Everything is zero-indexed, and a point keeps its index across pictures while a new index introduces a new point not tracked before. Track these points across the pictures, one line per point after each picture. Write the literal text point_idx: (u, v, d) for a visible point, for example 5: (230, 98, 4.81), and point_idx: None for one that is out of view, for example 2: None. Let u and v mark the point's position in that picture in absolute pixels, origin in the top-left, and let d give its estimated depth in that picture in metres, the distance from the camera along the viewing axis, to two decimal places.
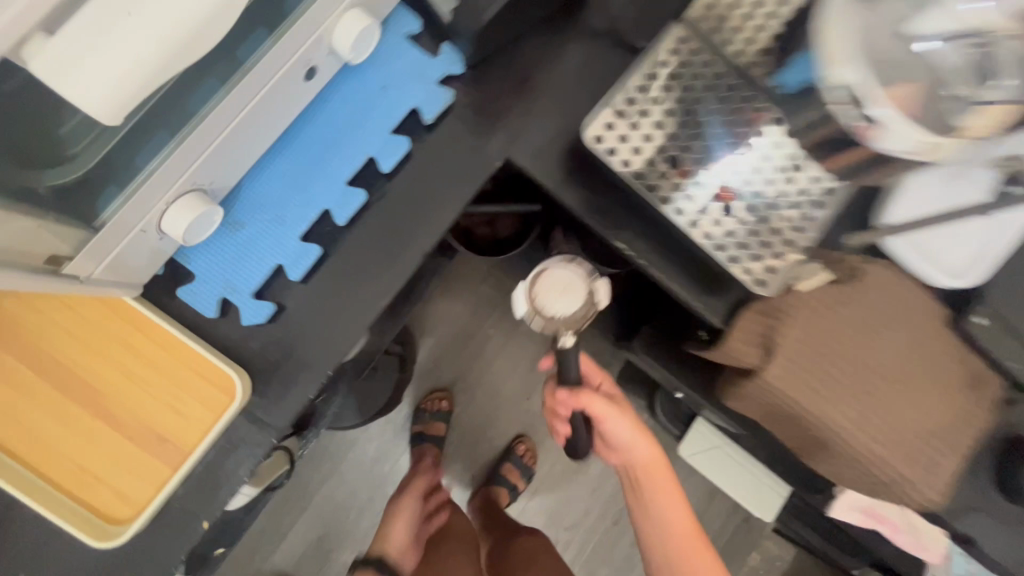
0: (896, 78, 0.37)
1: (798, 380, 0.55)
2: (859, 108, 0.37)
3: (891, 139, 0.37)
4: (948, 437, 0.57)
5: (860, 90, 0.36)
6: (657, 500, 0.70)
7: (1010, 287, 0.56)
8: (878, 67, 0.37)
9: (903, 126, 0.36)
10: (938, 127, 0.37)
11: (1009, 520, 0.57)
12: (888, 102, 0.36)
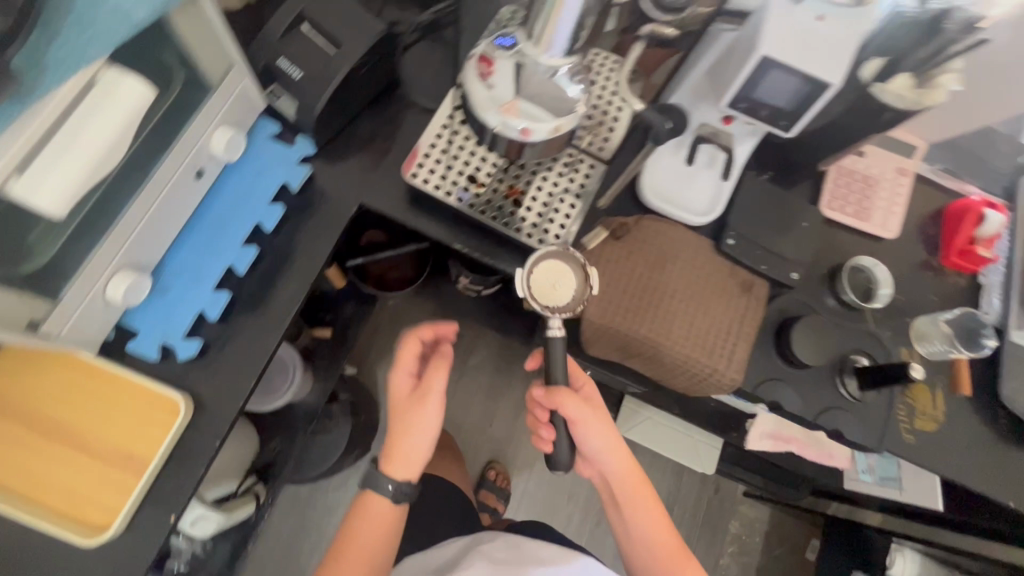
0: (528, 102, 0.55)
1: (613, 312, 0.74)
2: (514, 130, 0.55)
3: (534, 132, 0.55)
4: (736, 329, 0.75)
5: (507, 123, 0.55)
6: (631, 501, 0.78)
7: (744, 212, 0.78)
8: (510, 91, 0.55)
9: (538, 129, 0.55)
10: (560, 113, 0.56)
11: (799, 381, 0.76)
12: (525, 121, 0.55)
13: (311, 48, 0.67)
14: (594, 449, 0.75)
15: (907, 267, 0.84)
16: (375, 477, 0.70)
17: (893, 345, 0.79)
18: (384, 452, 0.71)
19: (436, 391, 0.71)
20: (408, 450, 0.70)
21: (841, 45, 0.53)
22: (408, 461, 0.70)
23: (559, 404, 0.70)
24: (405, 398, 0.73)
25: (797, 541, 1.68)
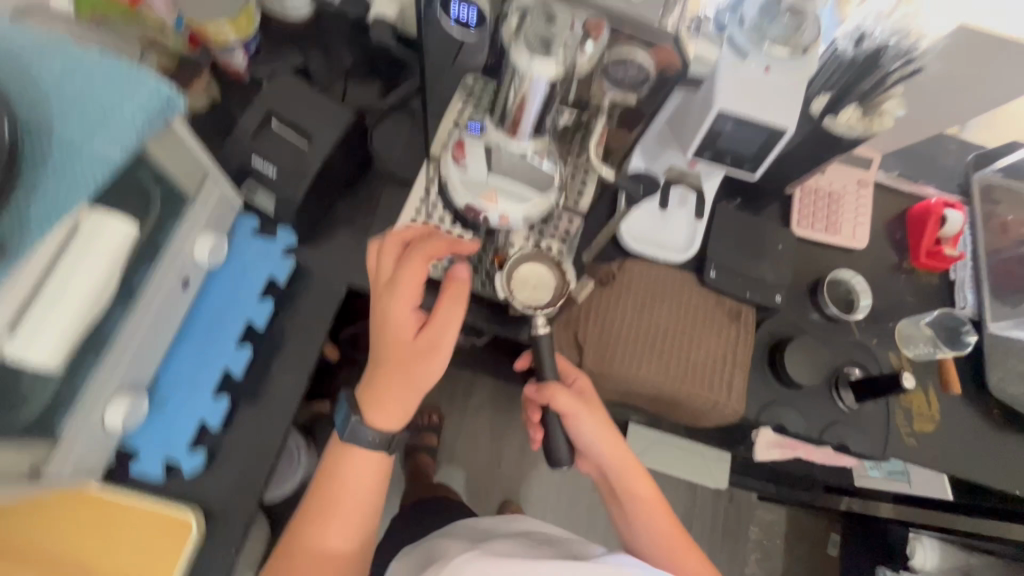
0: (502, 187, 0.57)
1: (612, 358, 0.75)
2: (490, 216, 0.57)
3: (511, 217, 0.57)
4: (732, 358, 0.77)
5: (484, 210, 0.56)
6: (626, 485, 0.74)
7: (721, 244, 0.80)
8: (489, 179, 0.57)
9: (514, 213, 0.57)
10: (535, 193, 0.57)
11: (798, 401, 0.77)
12: (500, 207, 0.56)
13: (283, 146, 0.68)
14: (586, 441, 0.72)
15: (881, 272, 0.87)
16: (361, 430, 0.61)
17: (881, 350, 0.82)
18: (370, 391, 0.60)
19: (435, 322, 0.59)
20: (398, 399, 0.60)
21: (788, 94, 0.56)
22: (398, 409, 0.60)
23: (552, 398, 0.68)
24: (405, 334, 0.59)
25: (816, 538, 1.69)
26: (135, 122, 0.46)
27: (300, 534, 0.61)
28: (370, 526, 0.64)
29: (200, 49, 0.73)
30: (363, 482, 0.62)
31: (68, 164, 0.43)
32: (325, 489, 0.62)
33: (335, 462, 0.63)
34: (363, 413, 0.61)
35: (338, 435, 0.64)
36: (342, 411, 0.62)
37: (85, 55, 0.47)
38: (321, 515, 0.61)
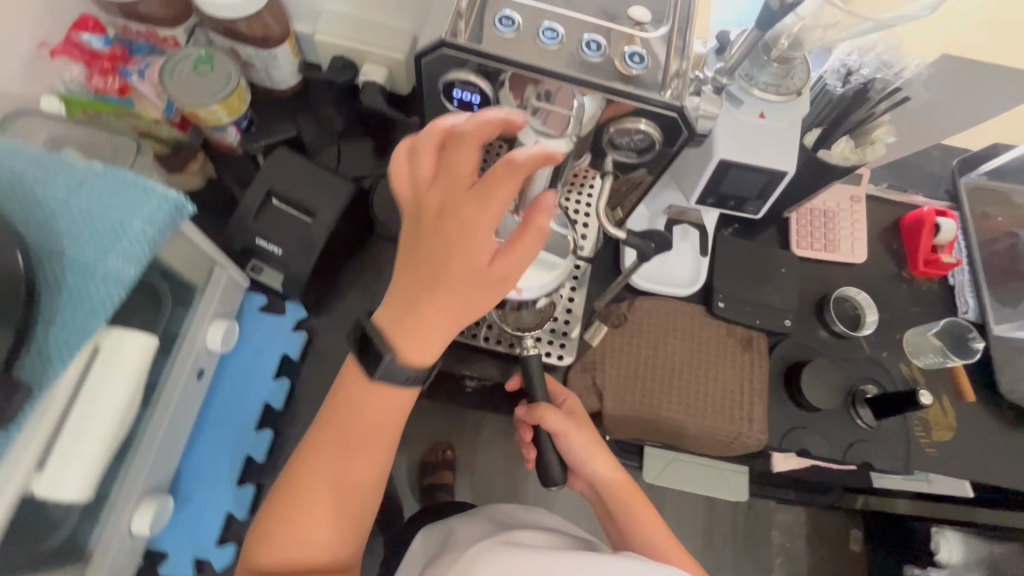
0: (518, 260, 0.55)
1: (631, 400, 0.75)
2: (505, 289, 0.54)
3: (526, 290, 0.54)
4: (748, 389, 0.78)
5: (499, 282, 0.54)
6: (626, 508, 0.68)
7: (725, 274, 0.81)
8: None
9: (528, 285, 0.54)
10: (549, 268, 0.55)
11: (817, 423, 0.78)
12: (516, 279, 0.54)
13: (285, 223, 0.68)
14: (577, 459, 0.69)
15: (885, 283, 0.88)
16: (393, 371, 0.47)
17: (892, 363, 0.83)
18: (405, 322, 0.45)
19: (511, 256, 0.42)
20: (430, 337, 0.46)
21: (785, 138, 0.57)
22: (436, 348, 0.47)
23: (542, 417, 0.66)
24: (478, 262, 0.42)
25: (834, 535, 1.56)
26: (145, 235, 0.45)
27: (292, 507, 0.52)
28: (366, 509, 0.54)
29: (190, 130, 0.75)
30: (375, 445, 0.52)
31: (83, 288, 0.42)
32: (326, 451, 0.52)
33: (345, 419, 0.51)
34: (390, 343, 0.46)
35: (355, 383, 0.51)
36: (369, 342, 0.47)
37: (88, 169, 0.46)
38: (320, 482, 0.52)
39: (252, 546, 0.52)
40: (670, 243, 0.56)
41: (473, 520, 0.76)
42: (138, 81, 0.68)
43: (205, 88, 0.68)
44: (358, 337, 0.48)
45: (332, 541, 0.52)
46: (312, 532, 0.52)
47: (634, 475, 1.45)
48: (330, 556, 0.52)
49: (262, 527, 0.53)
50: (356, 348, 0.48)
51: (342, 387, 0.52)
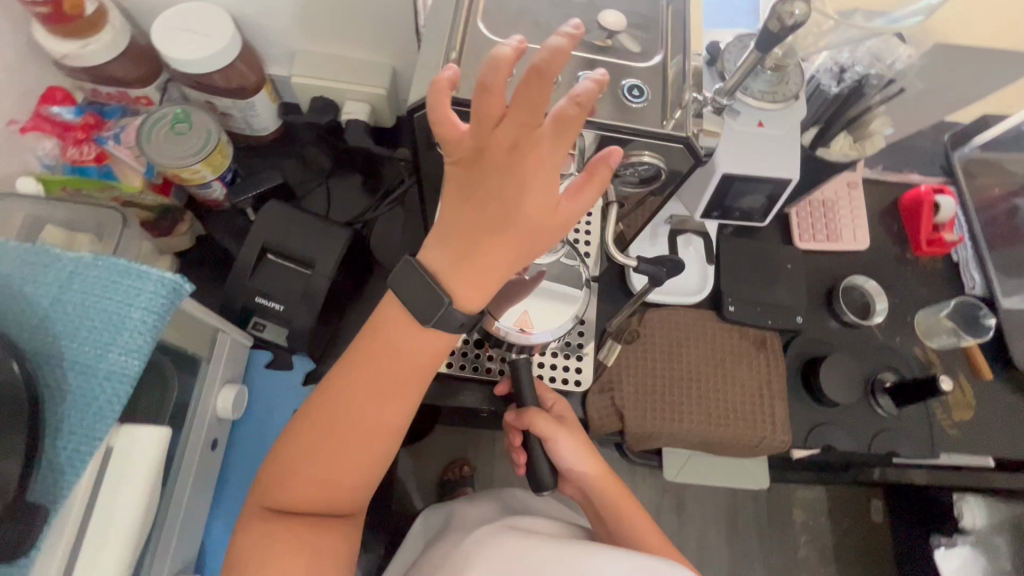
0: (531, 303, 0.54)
1: (652, 414, 0.74)
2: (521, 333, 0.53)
3: (542, 332, 0.53)
4: (767, 388, 0.77)
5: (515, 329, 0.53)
6: (619, 512, 0.66)
7: (732, 276, 0.80)
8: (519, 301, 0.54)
9: (544, 328, 0.53)
10: (562, 308, 0.54)
11: (839, 418, 0.77)
12: (530, 324, 0.53)
13: (285, 277, 0.67)
14: (567, 464, 0.66)
15: (889, 266, 0.87)
16: (449, 316, 0.45)
17: (906, 347, 0.82)
18: (464, 268, 0.43)
19: (575, 202, 0.42)
20: (482, 277, 0.44)
21: (785, 146, 0.56)
22: (491, 293, 0.46)
23: (531, 423, 0.64)
24: (545, 205, 0.41)
25: (856, 508, 1.51)
26: (144, 323, 0.43)
27: (314, 444, 0.50)
28: (384, 454, 0.53)
29: (172, 191, 0.73)
30: (406, 390, 0.50)
31: (89, 391, 0.40)
32: (351, 396, 0.49)
33: (375, 361, 0.48)
34: (445, 287, 0.44)
35: (396, 321, 0.47)
36: (423, 282, 0.44)
37: (76, 260, 0.44)
38: (341, 427, 0.50)
39: (269, 478, 0.52)
40: (683, 262, 0.55)
41: (485, 506, 0.76)
42: (117, 147, 0.66)
43: (186, 146, 0.66)
44: (409, 275, 0.45)
45: (349, 484, 0.52)
46: (328, 472, 0.51)
47: (652, 472, 1.44)
48: (346, 497, 0.53)
49: (282, 462, 0.51)
50: (403, 287, 0.45)
51: (380, 325, 0.48)
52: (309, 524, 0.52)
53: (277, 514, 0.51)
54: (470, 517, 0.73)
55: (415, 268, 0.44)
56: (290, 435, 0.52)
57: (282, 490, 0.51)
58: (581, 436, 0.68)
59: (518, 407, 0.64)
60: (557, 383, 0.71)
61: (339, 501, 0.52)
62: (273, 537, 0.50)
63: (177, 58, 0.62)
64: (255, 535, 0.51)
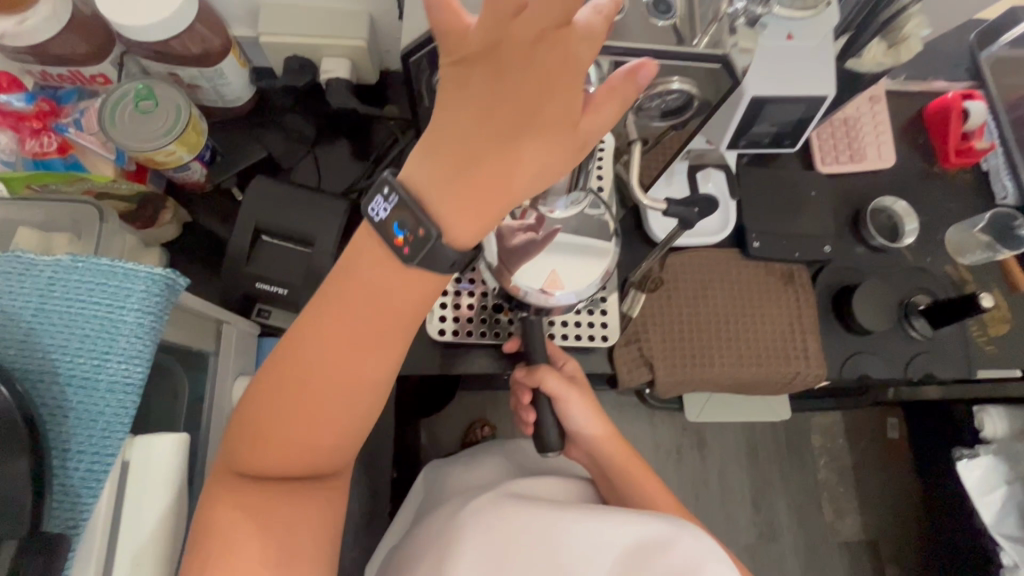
0: (556, 260, 0.49)
1: (680, 360, 0.72)
2: (542, 291, 0.49)
3: (565, 290, 0.49)
4: (799, 321, 0.74)
5: (535, 287, 0.49)
6: (627, 474, 0.63)
7: (755, 210, 0.76)
8: (546, 260, 0.49)
9: (568, 289, 0.49)
10: (591, 267, 0.50)
11: (875, 346, 0.75)
12: (552, 283, 0.49)
13: (286, 257, 0.62)
14: (577, 425, 0.62)
15: (916, 182, 0.83)
16: (437, 250, 0.35)
17: (937, 266, 0.79)
18: (459, 189, 0.34)
19: (594, 122, 0.34)
20: (473, 205, 0.34)
21: (818, 60, 0.51)
22: (488, 228, 0.37)
23: (542, 380, 0.58)
24: (563, 121, 0.33)
25: (873, 430, 1.49)
26: (140, 326, 0.40)
27: (283, 408, 0.41)
28: (366, 415, 0.43)
29: (149, 177, 0.67)
30: (389, 341, 0.40)
31: (90, 405, 0.37)
32: (332, 339, 0.39)
33: (352, 308, 0.38)
34: (431, 210, 0.35)
35: (374, 256, 0.37)
36: (408, 207, 0.34)
37: (53, 265, 0.39)
38: (315, 389, 0.40)
39: (232, 450, 0.43)
40: (717, 202, 0.50)
41: (487, 461, 0.69)
42: (78, 134, 0.60)
43: (153, 127, 0.60)
44: (392, 200, 0.35)
45: (326, 450, 0.43)
46: (302, 439, 0.41)
47: (672, 414, 1.44)
48: (324, 466, 0.44)
49: (244, 430, 0.42)
50: (385, 215, 0.35)
51: (355, 261, 0.38)
52: (280, 501, 0.42)
53: (243, 490, 0.41)
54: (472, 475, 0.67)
55: (398, 190, 0.34)
56: (252, 399, 0.42)
57: (248, 466, 0.42)
58: (590, 392, 0.63)
59: (526, 366, 0.58)
60: (585, 341, 0.68)
61: (314, 470, 0.43)
62: (233, 522, 0.40)
63: (132, 27, 0.55)
64: (214, 520, 0.41)
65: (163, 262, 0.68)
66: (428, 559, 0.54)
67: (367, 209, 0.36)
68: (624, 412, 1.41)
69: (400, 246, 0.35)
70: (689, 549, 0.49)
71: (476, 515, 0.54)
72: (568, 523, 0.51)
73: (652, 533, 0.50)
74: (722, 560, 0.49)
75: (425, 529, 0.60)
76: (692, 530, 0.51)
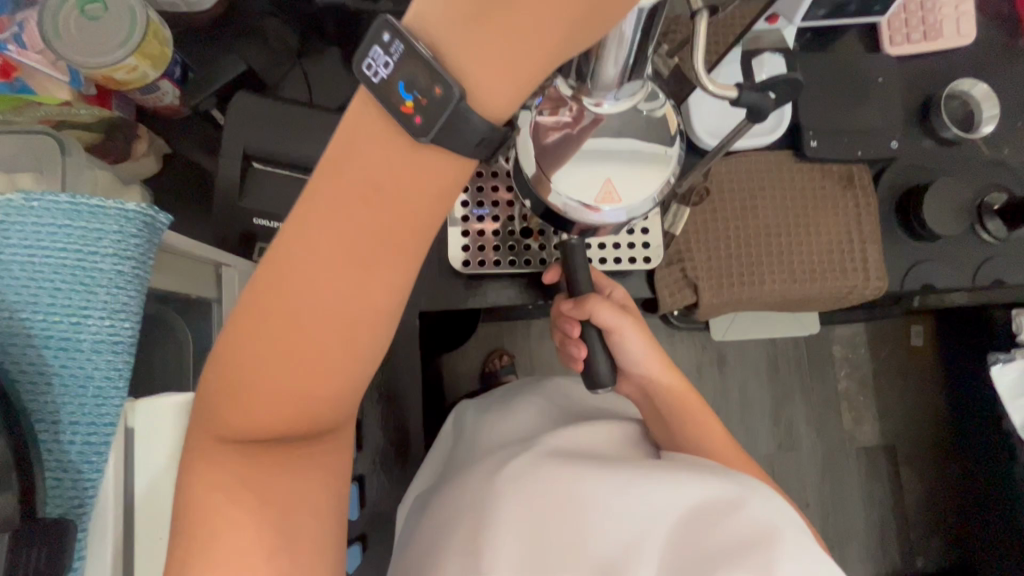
0: (605, 168, 0.42)
1: (725, 279, 0.66)
2: (589, 206, 0.42)
3: (619, 205, 0.42)
4: (860, 228, 0.67)
5: (581, 203, 0.42)
6: (686, 402, 0.60)
7: (814, 104, 0.66)
8: (594, 167, 0.42)
9: (621, 205, 0.42)
10: (647, 179, 0.42)
11: (941, 254, 0.68)
12: (603, 200, 0.42)
13: (285, 186, 0.55)
14: (631, 360, 0.59)
15: (998, 61, 0.71)
16: (458, 120, 0.25)
17: (1014, 159, 0.70)
18: (486, 29, 0.24)
19: None
20: (495, 55, 0.24)
21: None
22: (524, 95, 0.26)
23: (593, 312, 0.54)
24: None
25: (899, 335, 1.45)
26: (119, 273, 0.33)
27: (266, 353, 0.30)
28: (374, 360, 0.33)
29: (114, 102, 0.57)
30: (403, 259, 0.29)
31: (77, 369, 0.32)
32: (330, 268, 0.29)
33: (349, 213, 0.28)
34: (448, 57, 0.25)
35: (375, 137, 0.26)
36: (420, 58, 0.24)
37: (2, 205, 0.32)
38: (309, 327, 0.30)
39: (207, 409, 0.33)
40: (799, 85, 0.41)
41: (525, 401, 0.64)
42: (21, 52, 0.49)
43: (105, 37, 0.50)
44: (395, 50, 0.24)
45: (330, 403, 0.33)
46: (296, 393, 0.32)
47: (694, 332, 1.40)
48: (332, 422, 0.34)
49: (220, 385, 0.32)
50: (387, 73, 0.25)
51: (348, 144, 0.27)
52: (291, 462, 0.34)
53: (240, 450, 0.33)
54: (512, 414, 0.62)
55: (403, 32, 0.24)
56: (222, 343, 0.32)
57: (233, 427, 0.33)
58: (642, 322, 0.58)
59: (573, 297, 0.54)
60: (625, 264, 0.62)
61: (319, 428, 0.34)
62: (233, 490, 0.33)
63: None
64: (205, 486, 0.33)
65: (147, 200, 0.60)
66: (472, 517, 0.50)
67: (360, 66, 0.25)
68: None
69: (408, 116, 0.25)
70: (758, 512, 0.44)
71: (526, 463, 0.51)
72: (625, 486, 0.47)
73: (718, 494, 0.46)
74: (795, 529, 0.44)
75: (462, 479, 0.55)
76: (761, 493, 0.46)
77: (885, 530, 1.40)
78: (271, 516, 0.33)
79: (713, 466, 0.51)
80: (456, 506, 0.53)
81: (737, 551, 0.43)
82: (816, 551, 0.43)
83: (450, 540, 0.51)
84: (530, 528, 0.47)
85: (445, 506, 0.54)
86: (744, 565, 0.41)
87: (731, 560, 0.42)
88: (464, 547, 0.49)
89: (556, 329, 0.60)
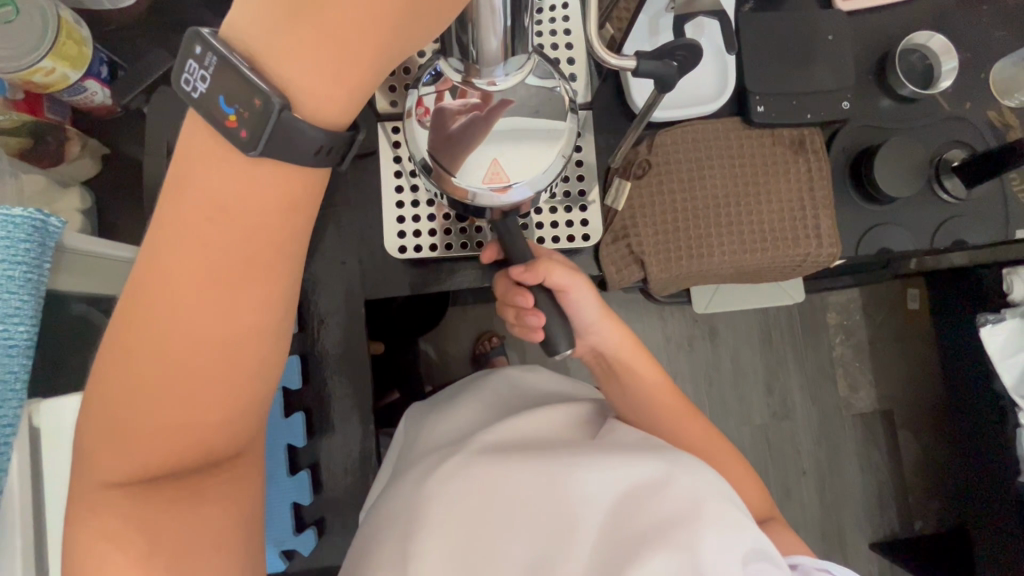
0: (508, 149, 0.42)
1: (673, 252, 0.65)
2: (496, 188, 0.42)
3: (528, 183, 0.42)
4: (813, 193, 0.65)
5: (486, 186, 0.42)
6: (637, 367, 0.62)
7: (760, 68, 0.64)
8: (494, 148, 0.41)
9: (525, 182, 0.42)
10: (546, 153, 0.42)
11: (899, 217, 0.67)
12: (508, 177, 0.42)
13: None
14: (586, 322, 0.59)
15: (960, 11, 0.68)
16: (285, 130, 0.25)
17: (978, 113, 0.68)
18: (299, 37, 0.24)
19: None
20: (313, 60, 0.25)
21: None
22: (361, 99, 0.27)
23: (548, 273, 0.54)
24: None
25: (892, 298, 1.42)
26: (9, 279, 0.36)
27: (139, 369, 0.31)
28: (263, 361, 0.33)
29: (45, 107, 0.57)
30: (264, 270, 0.30)
31: None
32: (194, 281, 0.29)
33: (202, 230, 0.28)
34: (270, 69, 0.25)
35: (209, 152, 0.27)
36: (236, 73, 0.25)
37: None
38: (179, 345, 0.30)
39: (90, 435, 0.33)
40: (699, 49, 0.39)
41: (473, 393, 0.65)
42: None
43: (19, 43, 0.50)
44: (208, 63, 0.25)
45: (219, 420, 0.34)
46: (181, 410, 0.32)
47: (681, 306, 1.39)
48: (222, 438, 0.35)
49: (101, 408, 0.32)
50: (204, 88, 0.26)
51: (187, 153, 0.28)
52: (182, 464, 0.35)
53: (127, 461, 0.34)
54: (458, 409, 0.63)
55: (214, 46, 0.25)
56: (98, 367, 0.32)
57: (114, 448, 0.33)
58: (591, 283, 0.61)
59: (523, 262, 0.52)
60: (563, 242, 0.62)
61: (209, 442, 0.35)
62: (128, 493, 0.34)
63: None
64: (98, 481, 0.34)
65: (88, 202, 0.62)
66: (411, 510, 0.51)
67: (179, 83, 0.26)
68: (632, 308, 1.36)
69: (234, 130, 0.26)
70: (684, 485, 0.46)
71: (464, 460, 0.52)
72: (558, 473, 0.48)
73: (649, 473, 0.48)
74: (722, 499, 0.46)
75: (408, 473, 0.56)
76: (689, 468, 0.48)
77: (880, 494, 1.39)
78: (170, 517, 0.34)
79: (648, 442, 0.53)
80: (400, 498, 0.53)
81: (666, 526, 0.44)
82: (740, 517, 0.45)
83: (390, 536, 0.51)
84: (467, 523, 0.48)
85: (387, 500, 0.55)
86: (672, 541, 0.43)
87: (660, 536, 0.44)
88: (404, 546, 0.49)
89: (506, 305, 0.58)
